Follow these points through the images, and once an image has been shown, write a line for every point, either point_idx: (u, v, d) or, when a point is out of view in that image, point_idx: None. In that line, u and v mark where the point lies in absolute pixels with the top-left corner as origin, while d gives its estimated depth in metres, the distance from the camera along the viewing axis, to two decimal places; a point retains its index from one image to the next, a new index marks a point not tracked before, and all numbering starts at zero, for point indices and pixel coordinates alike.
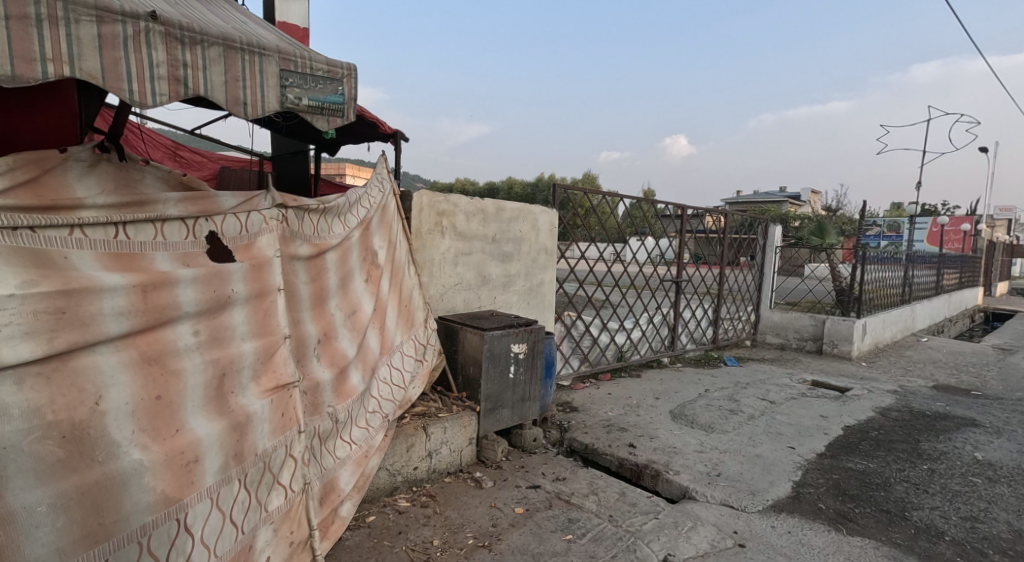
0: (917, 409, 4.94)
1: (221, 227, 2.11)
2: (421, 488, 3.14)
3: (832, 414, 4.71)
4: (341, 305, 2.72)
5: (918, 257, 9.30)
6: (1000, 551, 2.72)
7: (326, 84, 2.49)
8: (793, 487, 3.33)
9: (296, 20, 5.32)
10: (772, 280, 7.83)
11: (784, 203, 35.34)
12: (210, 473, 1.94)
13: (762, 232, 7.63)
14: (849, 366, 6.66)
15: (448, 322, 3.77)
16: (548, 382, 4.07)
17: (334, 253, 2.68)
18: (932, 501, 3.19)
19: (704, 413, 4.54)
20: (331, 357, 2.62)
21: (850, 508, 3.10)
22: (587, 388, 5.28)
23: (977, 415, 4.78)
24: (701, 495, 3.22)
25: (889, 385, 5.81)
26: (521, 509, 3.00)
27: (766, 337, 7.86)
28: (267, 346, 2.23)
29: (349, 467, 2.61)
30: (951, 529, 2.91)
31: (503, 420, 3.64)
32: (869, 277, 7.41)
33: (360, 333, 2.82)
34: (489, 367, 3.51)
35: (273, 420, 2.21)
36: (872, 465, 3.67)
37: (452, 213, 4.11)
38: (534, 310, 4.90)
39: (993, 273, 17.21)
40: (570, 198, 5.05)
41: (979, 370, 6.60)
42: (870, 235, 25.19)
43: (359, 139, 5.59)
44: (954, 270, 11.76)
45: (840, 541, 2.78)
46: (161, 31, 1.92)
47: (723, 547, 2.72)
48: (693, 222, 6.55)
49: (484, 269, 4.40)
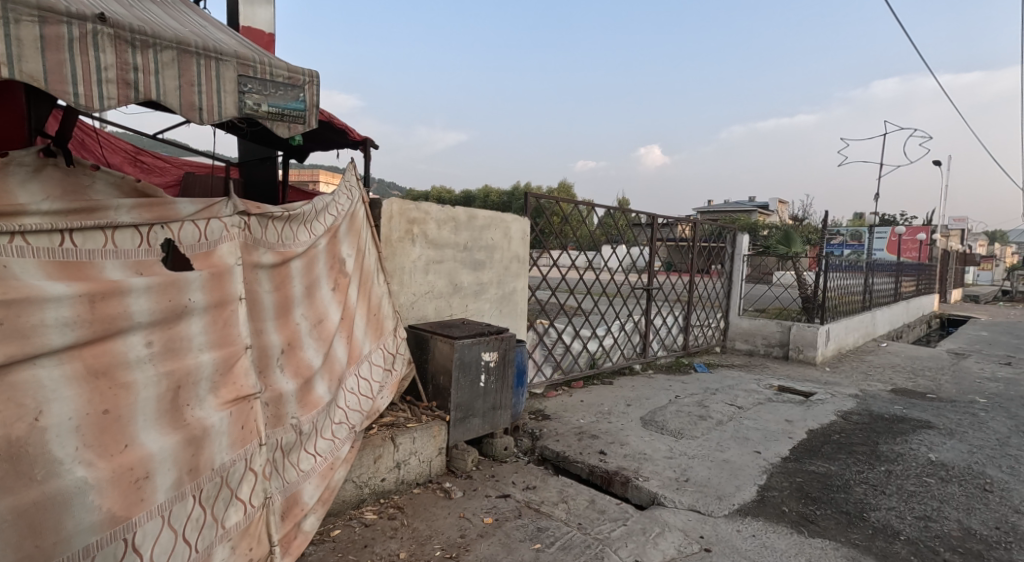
0: (876, 412, 5.10)
1: (179, 235, 2.06)
2: (389, 500, 3.09)
3: (796, 418, 4.82)
4: (307, 315, 2.67)
5: (879, 264, 9.64)
6: (951, 548, 2.82)
7: (287, 90, 2.46)
8: (758, 491, 3.39)
9: (261, 25, 5.25)
10: (741, 287, 7.99)
11: (753, 212, 36.30)
12: (161, 490, 1.87)
13: (731, 241, 7.80)
14: (814, 371, 6.84)
15: (418, 331, 3.73)
16: (519, 390, 4.06)
17: (300, 260, 2.63)
18: (889, 501, 3.29)
19: (674, 419, 4.60)
20: (296, 367, 2.56)
21: (812, 511, 3.18)
22: (559, 395, 5.30)
23: (932, 418, 4.95)
24: (668, 500, 3.25)
25: (851, 389, 5.98)
26: (490, 519, 2.97)
27: (735, 343, 8.02)
28: (227, 356, 2.17)
29: (313, 480, 2.55)
30: (906, 528, 2.99)
31: (474, 429, 3.62)
32: (832, 284, 7.64)
33: (327, 342, 2.76)
34: (460, 375, 3.48)
35: (232, 433, 2.14)
36: (833, 467, 3.76)
37: (423, 221, 4.09)
38: (506, 318, 4.90)
39: (947, 280, 17.98)
40: (542, 206, 5.08)
41: (934, 374, 6.86)
42: (833, 245, 25.97)
43: (328, 145, 5.52)
44: (911, 277, 12.23)
45: (802, 543, 2.84)
46: (110, 33, 1.87)
47: (689, 552, 2.75)
48: (664, 231, 6.65)
49: (456, 277, 4.38)
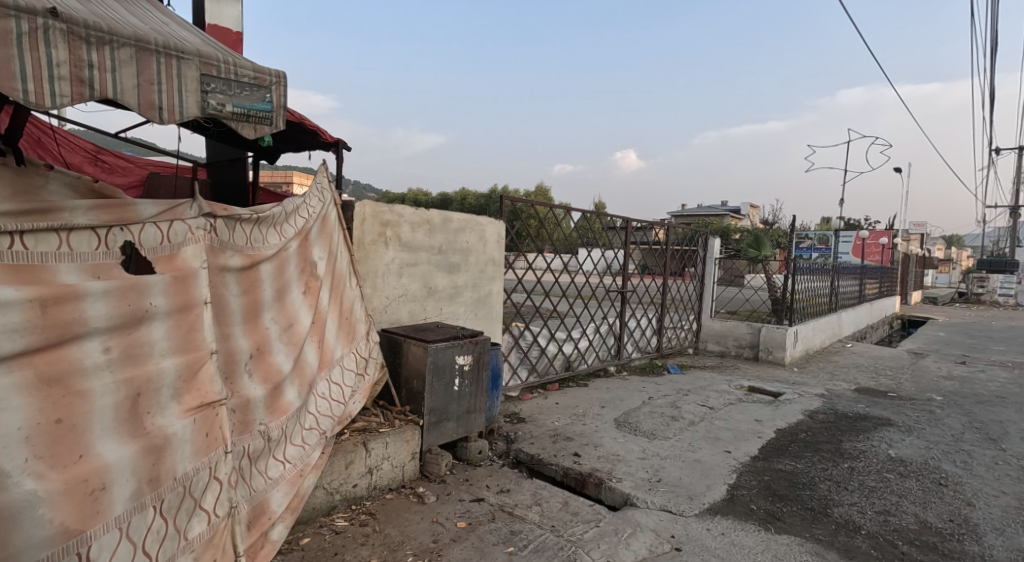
0: (841, 410, 5.24)
1: (140, 237, 2.01)
2: (361, 506, 3.05)
3: (765, 417, 4.92)
4: (277, 318, 2.61)
5: (844, 267, 9.92)
6: (909, 541, 2.91)
7: (253, 90, 2.42)
8: (728, 490, 3.45)
9: (229, 23, 5.15)
10: (713, 290, 8.13)
11: (725, 217, 37.10)
12: (119, 501, 1.81)
13: (703, 244, 7.93)
14: (782, 372, 7.00)
15: (391, 335, 3.69)
16: (494, 394, 4.05)
17: (269, 264, 2.58)
18: (851, 497, 3.38)
19: (647, 420, 4.65)
20: (265, 373, 2.51)
21: (778, 508, 3.24)
22: (535, 398, 5.31)
23: (892, 415, 5.11)
24: (641, 501, 3.28)
25: (817, 389, 6.13)
26: (463, 523, 2.95)
27: (707, 345, 8.15)
28: (191, 362, 2.11)
29: (282, 488, 2.50)
30: (867, 523, 3.08)
31: (448, 433, 3.59)
32: (799, 286, 7.83)
33: (297, 347, 2.70)
34: (433, 379, 3.46)
35: (197, 441, 2.08)
36: (799, 465, 3.85)
37: (397, 224, 4.05)
38: (481, 321, 4.89)
39: (908, 282, 18.64)
40: (518, 209, 5.08)
41: (895, 373, 7.09)
42: (801, 248, 26.63)
43: (300, 146, 5.43)
44: (875, 280, 12.62)
45: (769, 540, 2.89)
46: (63, 28, 1.81)
47: (660, 551, 2.77)
48: (638, 234, 6.72)
49: (430, 280, 4.35)
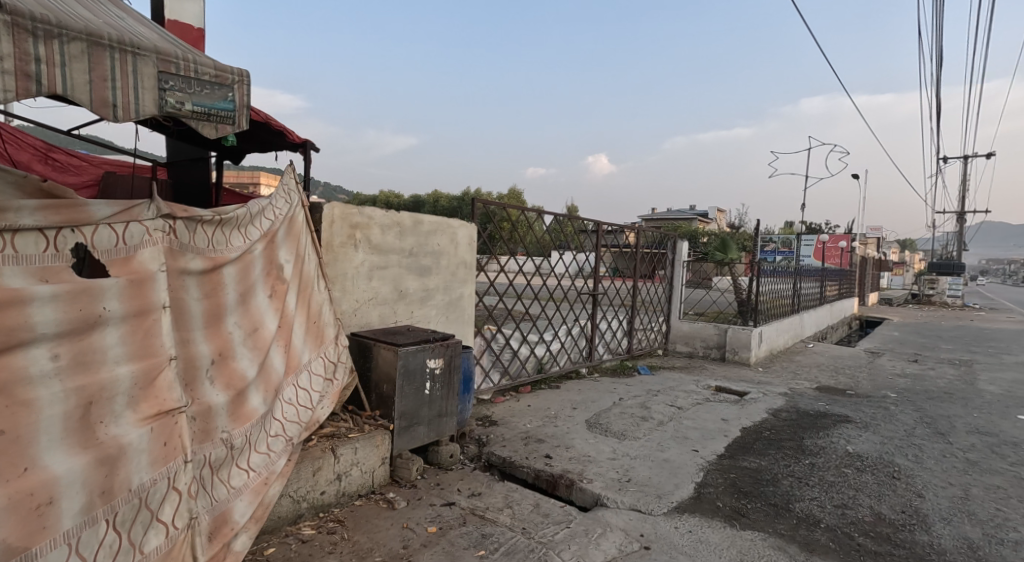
0: (803, 408, 5.39)
1: (93, 240, 1.94)
2: (329, 513, 3.00)
3: (731, 417, 5.03)
4: (240, 323, 2.55)
5: (805, 269, 10.22)
6: (865, 533, 3.01)
7: (213, 89, 2.38)
8: (695, 488, 3.51)
9: (190, 19, 5.01)
10: (681, 292, 8.27)
11: (693, 221, 37.81)
12: (68, 516, 1.75)
13: (672, 247, 8.05)
14: (748, 371, 7.17)
15: (361, 338, 3.64)
16: (465, 397, 4.03)
17: (232, 267, 2.52)
18: (811, 492, 3.47)
19: (617, 421, 4.69)
20: (228, 379, 2.44)
21: (743, 505, 3.31)
22: (507, 400, 5.30)
23: (850, 412, 5.28)
24: (611, 501, 3.31)
25: (781, 388, 6.29)
26: (434, 528, 2.93)
27: (676, 346, 8.28)
28: (149, 368, 2.05)
29: (246, 497, 2.43)
30: (826, 517, 3.17)
31: (419, 437, 3.56)
32: (763, 288, 8.04)
33: (262, 352, 2.64)
34: (404, 383, 3.43)
35: (154, 451, 2.02)
36: (763, 462, 3.95)
37: (367, 226, 4.01)
38: (453, 324, 4.86)
39: (865, 284, 19.33)
40: (490, 211, 5.09)
41: (853, 372, 7.34)
42: (765, 251, 27.32)
43: (266, 147, 5.33)
44: (834, 282, 13.04)
45: (733, 536, 2.95)
46: (8, 20, 1.73)
47: (630, 550, 2.80)
48: (609, 237, 6.80)
49: (401, 283, 4.31)
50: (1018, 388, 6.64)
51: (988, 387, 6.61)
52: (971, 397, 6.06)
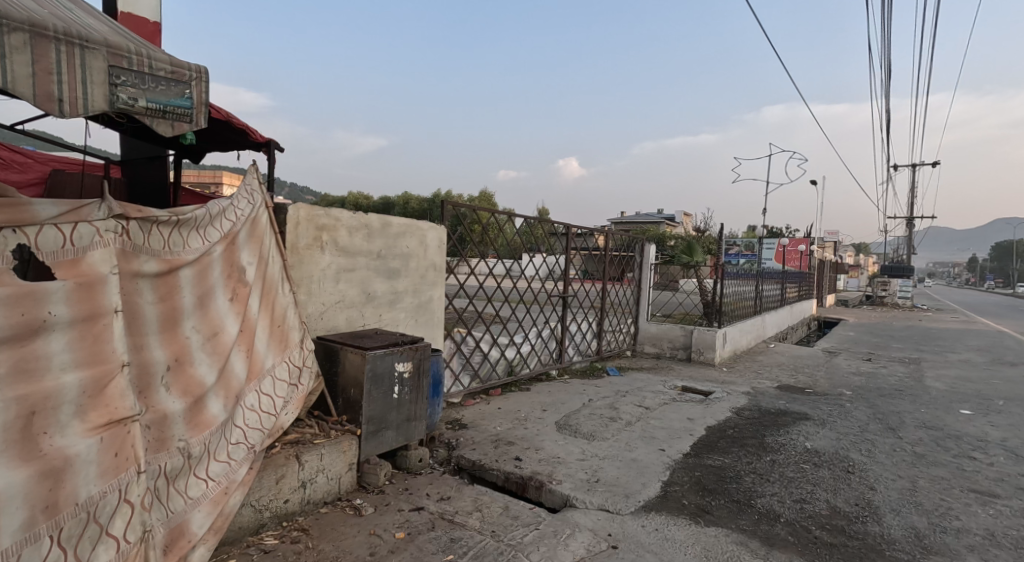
0: (765, 407, 5.53)
1: (38, 241, 1.86)
2: (293, 522, 2.93)
3: (697, 416, 5.12)
4: (199, 327, 2.47)
5: (767, 272, 10.51)
6: (822, 526, 3.10)
7: (169, 85, 2.32)
8: (662, 487, 3.55)
9: (146, 13, 4.85)
10: (649, 294, 8.39)
11: (660, 224, 38.45)
12: (8, 532, 1.67)
13: (640, 250, 8.15)
14: (713, 372, 7.31)
15: (327, 342, 3.58)
16: (434, 401, 4.00)
17: (190, 269, 2.44)
18: (772, 488, 3.56)
19: (587, 422, 4.72)
20: (185, 386, 2.36)
21: (707, 502, 3.37)
22: (477, 403, 5.28)
23: (808, 409, 5.45)
24: (580, 501, 3.33)
25: (744, 387, 6.45)
26: (402, 534, 2.90)
27: (644, 347, 8.39)
28: (99, 376, 1.97)
29: (204, 508, 2.35)
30: (786, 511, 3.26)
31: (387, 442, 3.51)
32: (727, 290, 8.22)
33: (222, 357, 2.56)
34: (372, 388, 3.38)
35: (104, 462, 1.94)
36: (727, 460, 4.03)
37: (334, 228, 3.94)
38: (422, 327, 4.82)
39: (823, 286, 19.99)
40: (460, 214, 5.06)
41: (812, 371, 7.57)
42: (729, 254, 27.96)
43: (228, 146, 5.19)
44: (794, 284, 13.44)
45: (698, 533, 3.00)
46: None
47: (598, 550, 2.82)
48: (579, 240, 6.85)
49: (369, 286, 4.25)
50: (962, 384, 6.98)
51: (934, 384, 6.92)
52: (920, 393, 6.33)
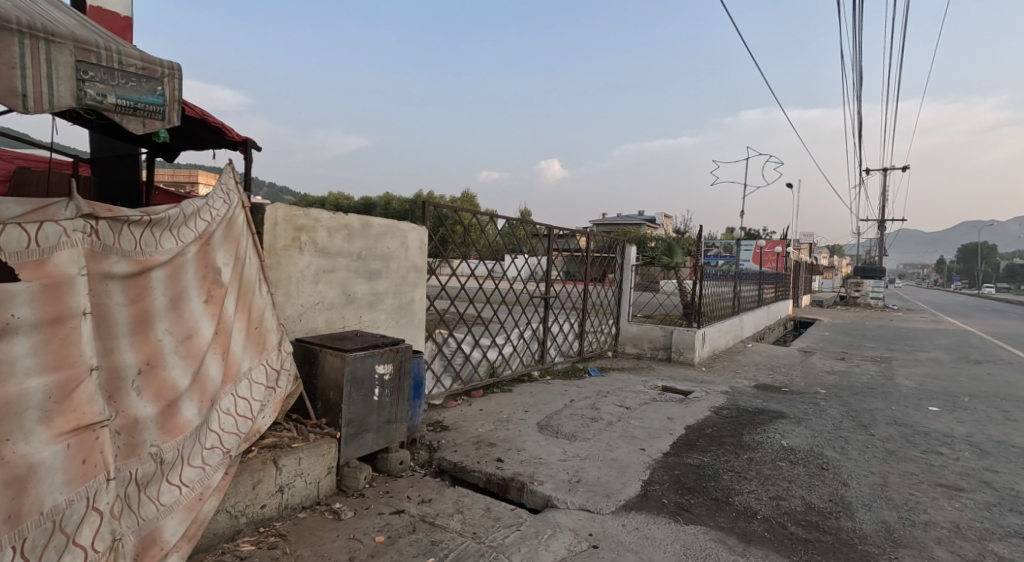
0: (742, 406, 5.61)
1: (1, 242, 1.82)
2: (270, 527, 2.88)
3: (676, 415, 5.17)
4: (172, 330, 2.41)
5: (744, 273, 10.66)
6: (797, 522, 3.15)
7: (140, 81, 2.30)
8: (642, 486, 3.58)
9: (117, 7, 4.74)
10: (630, 295, 8.45)
11: (640, 226, 38.81)
12: None
13: (621, 251, 8.20)
14: (692, 371, 7.39)
15: (306, 344, 3.53)
16: (415, 403, 3.97)
17: (163, 270, 2.39)
18: (749, 486, 3.61)
19: (568, 423, 4.73)
20: (157, 390, 2.31)
21: (687, 500, 3.40)
22: (459, 405, 5.26)
23: (785, 408, 5.54)
24: (561, 501, 3.34)
25: (722, 386, 6.53)
26: (382, 537, 2.87)
27: (625, 348, 8.45)
28: (65, 380, 1.92)
29: (177, 515, 2.30)
30: (763, 508, 3.30)
31: (367, 445, 3.47)
32: (706, 291, 8.32)
33: (196, 360, 2.50)
34: (352, 390, 3.34)
35: (70, 469, 1.89)
36: (706, 458, 4.08)
37: (313, 228, 3.89)
38: (403, 328, 4.78)
39: (799, 286, 20.37)
40: (441, 214, 5.04)
41: (788, 370, 7.69)
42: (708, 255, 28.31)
43: (203, 144, 5.09)
44: (771, 285, 13.66)
45: (677, 531, 3.03)
46: None
47: (579, 550, 2.83)
48: (560, 241, 6.86)
49: (349, 287, 4.21)
50: (930, 382, 7.16)
51: (905, 382, 7.09)
52: (891, 391, 6.49)
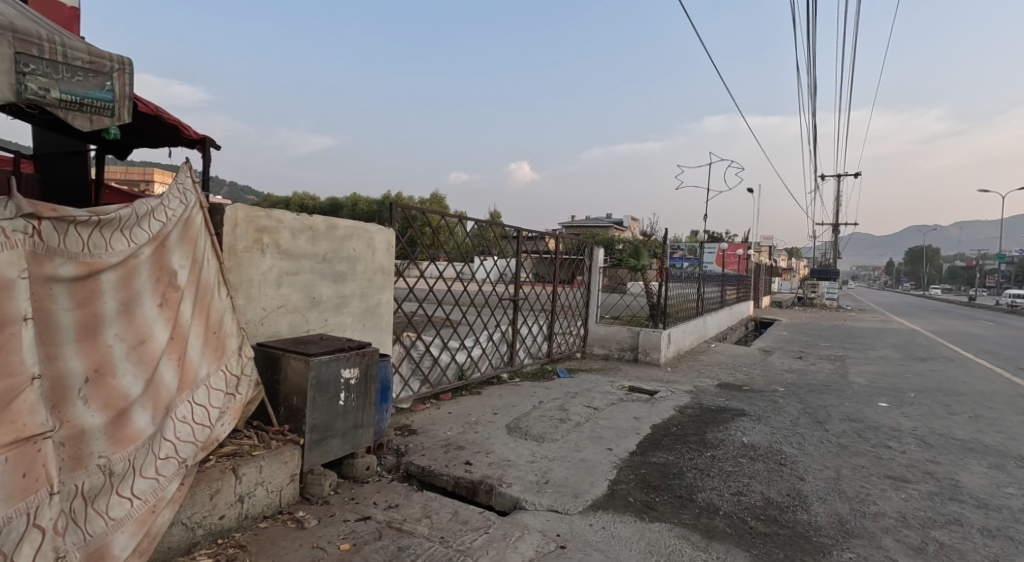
0: (706, 404, 5.73)
1: None
2: (229, 538, 2.79)
3: (643, 415, 5.24)
4: (123, 335, 2.32)
5: (708, 275, 10.90)
6: (756, 516, 3.22)
7: (87, 76, 2.27)
8: (609, 486, 3.61)
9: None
10: (598, 297, 8.52)
11: (608, 229, 39.29)
12: None
13: (589, 254, 8.25)
14: (658, 371, 7.51)
15: (268, 349, 3.43)
16: (381, 407, 3.91)
17: (113, 273, 2.29)
18: (712, 483, 3.69)
19: (536, 424, 4.74)
20: (107, 398, 2.22)
21: (652, 498, 3.45)
22: (427, 409, 5.21)
23: (746, 406, 5.68)
24: (529, 503, 3.33)
25: (687, 386, 6.65)
26: (347, 545, 2.81)
27: (593, 349, 8.52)
28: (4, 391, 1.84)
29: (128, 529, 2.20)
30: (724, 504, 3.38)
31: (332, 451, 3.40)
32: (671, 292, 8.47)
33: (150, 366, 2.41)
34: (316, 395, 3.27)
35: (10, 483, 1.81)
36: (671, 457, 4.14)
37: (275, 229, 3.79)
38: (370, 332, 4.71)
39: (759, 288, 20.93)
40: (409, 216, 4.99)
41: (749, 369, 7.89)
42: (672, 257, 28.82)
43: (158, 141, 4.92)
44: (733, 286, 14.00)
45: (643, 529, 3.06)
46: None
47: (547, 551, 2.83)
48: (529, 243, 6.87)
49: (314, 290, 4.12)
50: (881, 379, 7.45)
51: (857, 379, 7.36)
52: (844, 388, 6.72)
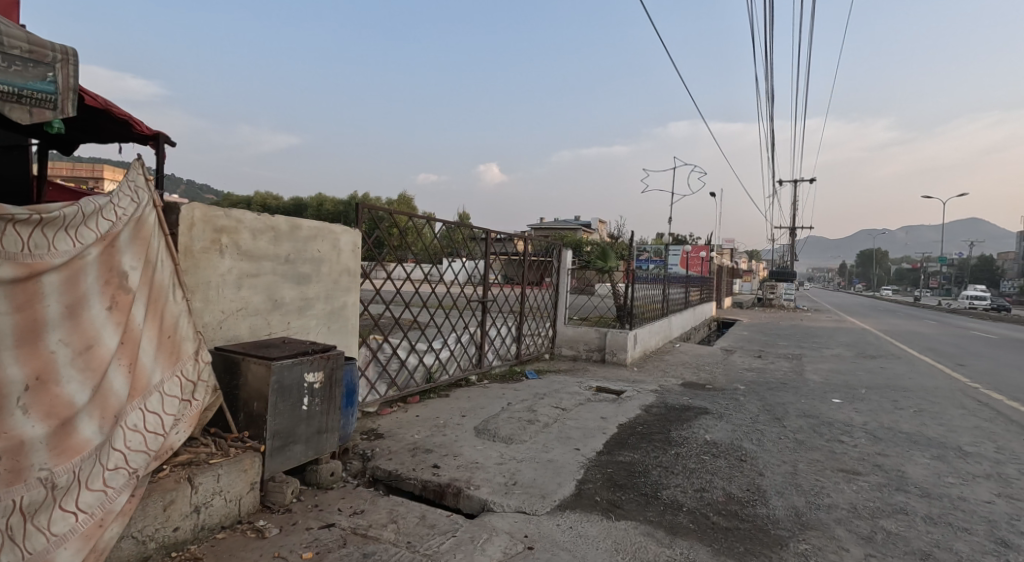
0: (670, 403, 5.82)
1: None
2: (184, 551, 2.68)
3: (610, 415, 5.29)
4: (68, 341, 2.20)
5: (673, 276, 11.09)
6: (719, 512, 3.28)
7: (26, 67, 2.24)
8: (576, 485, 3.62)
9: None
10: (566, 299, 8.57)
11: (575, 231, 39.60)
12: None
13: (557, 255, 8.28)
14: (624, 371, 7.59)
15: (227, 353, 3.32)
16: (347, 411, 3.82)
17: (56, 275, 2.18)
18: (676, 480, 3.74)
19: (505, 426, 4.72)
20: (49, 407, 2.11)
21: (618, 497, 3.47)
22: (394, 412, 5.13)
23: (709, 404, 5.79)
24: (497, 505, 3.31)
25: (652, 385, 6.74)
26: (310, 553, 2.74)
27: (561, 350, 8.56)
28: None
29: (72, 545, 2.10)
30: (687, 500, 3.43)
31: (295, 458, 3.31)
32: (637, 294, 8.58)
33: (98, 373, 2.29)
34: (277, 400, 3.17)
35: None
36: (637, 456, 4.18)
37: (234, 230, 3.68)
38: (335, 335, 4.61)
39: (721, 289, 21.43)
40: (376, 217, 4.91)
41: (713, 368, 8.05)
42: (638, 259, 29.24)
43: (108, 137, 4.71)
44: (697, 288, 14.29)
45: (609, 527, 3.08)
46: None
47: (514, 552, 2.81)
48: (498, 245, 6.85)
49: (276, 292, 4.01)
50: (836, 376, 7.70)
51: (814, 377, 7.60)
52: (802, 386, 6.92)
